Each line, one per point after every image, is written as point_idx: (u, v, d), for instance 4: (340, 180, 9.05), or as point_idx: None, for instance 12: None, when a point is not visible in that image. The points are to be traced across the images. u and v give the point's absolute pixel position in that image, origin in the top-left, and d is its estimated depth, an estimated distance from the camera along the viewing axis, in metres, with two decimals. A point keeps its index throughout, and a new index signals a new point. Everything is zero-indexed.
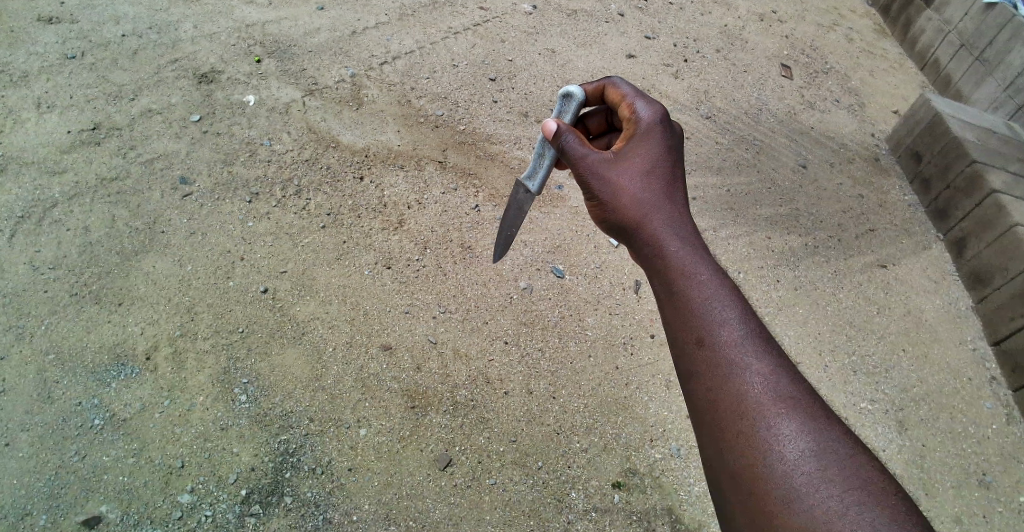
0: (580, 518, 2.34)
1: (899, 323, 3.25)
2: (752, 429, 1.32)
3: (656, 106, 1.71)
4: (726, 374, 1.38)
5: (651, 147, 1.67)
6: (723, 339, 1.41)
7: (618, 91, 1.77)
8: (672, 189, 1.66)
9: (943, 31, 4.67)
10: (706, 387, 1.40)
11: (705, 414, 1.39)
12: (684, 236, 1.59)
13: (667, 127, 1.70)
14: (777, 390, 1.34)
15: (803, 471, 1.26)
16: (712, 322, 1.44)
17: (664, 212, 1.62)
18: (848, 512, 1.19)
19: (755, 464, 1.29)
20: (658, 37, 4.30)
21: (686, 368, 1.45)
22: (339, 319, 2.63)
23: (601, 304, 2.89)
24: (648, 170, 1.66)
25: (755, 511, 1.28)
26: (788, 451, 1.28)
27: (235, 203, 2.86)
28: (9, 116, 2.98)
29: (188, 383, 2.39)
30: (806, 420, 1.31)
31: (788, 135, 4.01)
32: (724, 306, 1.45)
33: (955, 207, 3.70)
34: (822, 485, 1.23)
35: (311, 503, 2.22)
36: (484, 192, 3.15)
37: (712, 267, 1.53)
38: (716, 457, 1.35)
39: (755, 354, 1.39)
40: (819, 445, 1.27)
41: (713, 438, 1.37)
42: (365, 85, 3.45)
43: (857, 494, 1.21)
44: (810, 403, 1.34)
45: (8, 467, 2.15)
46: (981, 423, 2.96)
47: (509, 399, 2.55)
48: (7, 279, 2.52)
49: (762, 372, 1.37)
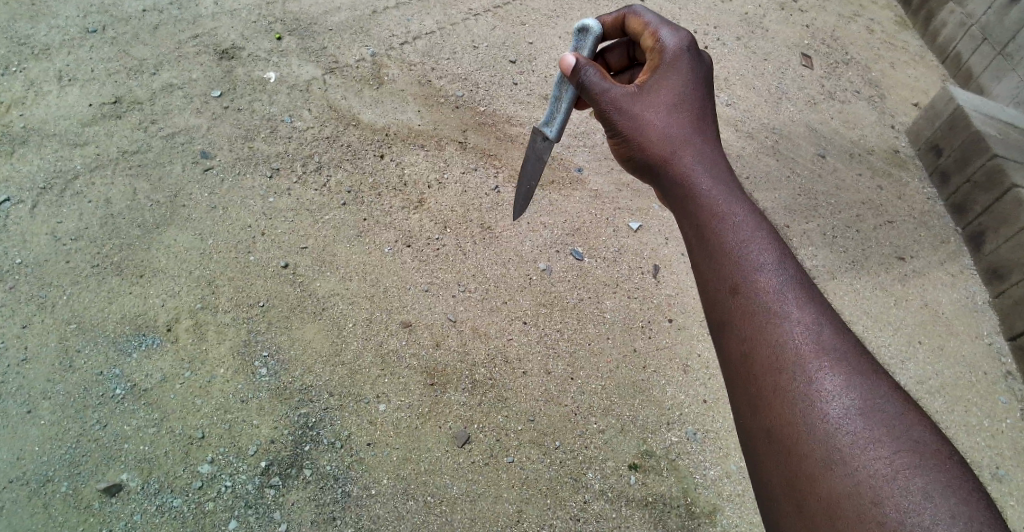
0: (596, 498, 2.34)
1: (916, 315, 3.24)
2: (791, 383, 1.29)
3: (681, 35, 1.73)
4: (763, 323, 1.36)
5: (677, 79, 1.69)
6: (758, 284, 1.40)
7: (640, 21, 1.79)
8: (702, 125, 1.67)
9: (966, 24, 4.62)
10: (741, 336, 1.38)
11: (740, 366, 1.37)
12: (717, 176, 1.60)
13: (693, 57, 1.72)
14: (818, 342, 1.31)
15: (848, 431, 1.22)
16: (747, 267, 1.43)
17: (694, 150, 1.64)
18: (897, 478, 1.15)
19: (794, 422, 1.26)
20: (679, 24, 4.28)
21: (720, 315, 1.44)
22: (360, 295, 2.64)
23: (620, 288, 2.89)
24: (676, 105, 1.68)
25: (794, 473, 1.24)
26: (830, 408, 1.25)
27: (257, 178, 2.87)
28: (31, 88, 2.99)
29: (208, 354, 2.40)
30: (849, 373, 1.28)
31: (808, 124, 3.99)
32: (759, 247, 1.45)
33: (974, 201, 3.67)
34: (869, 447, 1.19)
35: (330, 477, 2.24)
36: (504, 173, 3.15)
37: (746, 207, 1.53)
38: (753, 414, 1.33)
39: (795, 303, 1.37)
40: (863, 402, 1.24)
41: (749, 393, 1.35)
42: (386, 65, 3.45)
43: (907, 456, 1.17)
44: (853, 352, 1.30)
45: (30, 434, 2.16)
46: (996, 417, 2.95)
47: (527, 379, 2.56)
48: (29, 250, 2.53)
49: (800, 321, 1.34)
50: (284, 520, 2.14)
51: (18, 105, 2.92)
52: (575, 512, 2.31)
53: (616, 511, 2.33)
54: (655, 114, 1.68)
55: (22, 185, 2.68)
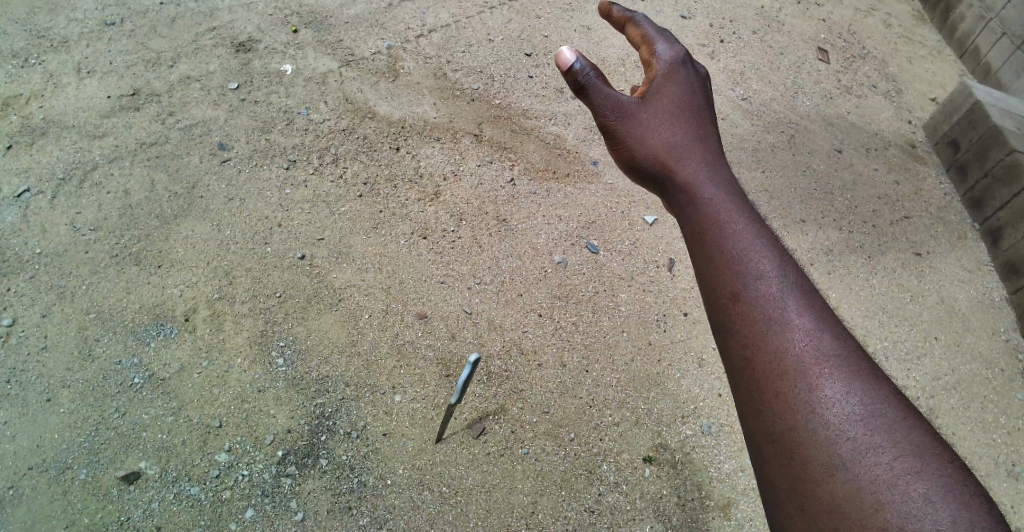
0: (611, 490, 2.34)
1: (933, 310, 3.21)
2: (792, 390, 1.22)
3: (678, 50, 1.75)
4: (764, 329, 1.28)
5: (676, 88, 1.68)
6: (760, 287, 1.32)
7: (640, 31, 1.78)
8: (701, 130, 1.63)
9: (985, 18, 4.58)
10: (742, 342, 1.30)
11: (739, 372, 1.29)
12: (718, 177, 1.53)
13: (689, 71, 1.73)
14: (819, 349, 1.24)
15: (849, 437, 1.15)
16: (748, 270, 1.35)
17: (694, 153, 1.58)
18: (897, 483, 1.08)
19: (795, 429, 1.19)
20: (695, 17, 4.25)
21: (718, 321, 1.35)
22: (376, 286, 2.65)
23: (635, 281, 2.88)
24: (676, 113, 1.65)
25: (796, 479, 1.16)
26: (831, 413, 1.18)
27: (273, 170, 2.89)
28: (50, 80, 3.01)
29: (226, 344, 2.42)
30: (851, 379, 1.21)
31: (824, 119, 3.96)
32: (760, 248, 1.37)
33: (993, 197, 3.63)
34: (869, 452, 1.12)
35: (346, 467, 2.24)
36: (520, 166, 3.15)
37: (747, 209, 1.45)
38: (754, 420, 1.25)
39: (796, 308, 1.29)
40: (866, 407, 1.17)
41: (749, 400, 1.26)
42: (401, 58, 3.45)
43: (908, 462, 1.10)
44: (856, 360, 1.24)
45: (50, 422, 2.18)
46: (1013, 414, 2.92)
47: (542, 371, 2.56)
48: (49, 240, 2.55)
49: (802, 327, 1.27)
50: (300, 509, 2.15)
51: (37, 97, 2.95)
52: (590, 504, 2.30)
53: (631, 503, 2.33)
54: (656, 122, 1.65)
55: (41, 176, 2.71)
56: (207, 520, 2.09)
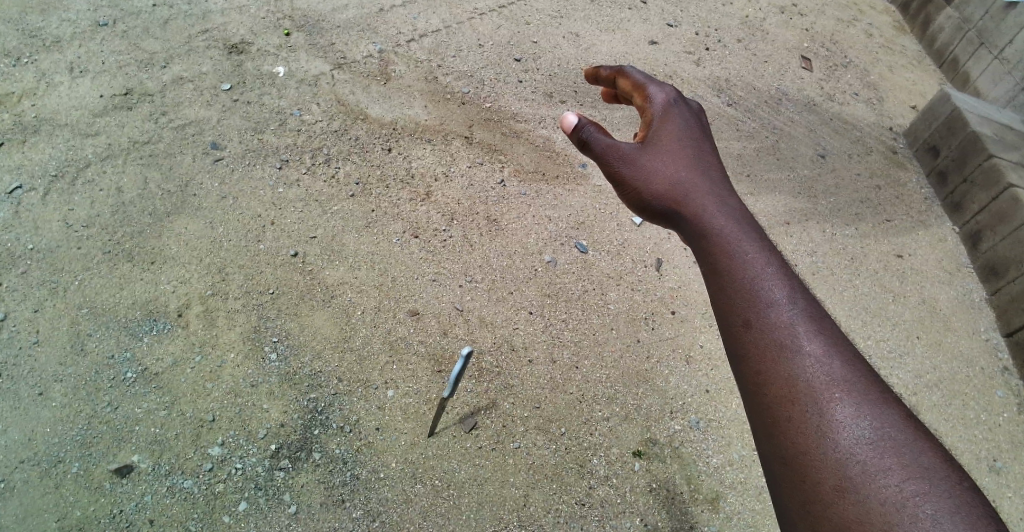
0: (601, 484, 2.38)
1: (914, 311, 3.28)
2: (804, 415, 1.23)
3: (667, 90, 1.78)
4: (776, 357, 1.30)
5: (674, 127, 1.72)
6: (769, 317, 1.34)
7: (630, 81, 1.82)
8: (704, 166, 1.66)
9: (962, 29, 4.70)
10: (755, 371, 1.32)
11: (754, 399, 1.32)
12: (727, 210, 1.55)
13: (683, 108, 1.77)
14: (829, 373, 1.26)
15: (859, 459, 1.16)
16: (759, 300, 1.37)
17: (701, 187, 1.61)
18: (906, 505, 1.09)
19: (809, 451, 1.20)
20: (681, 26, 4.33)
21: (734, 352, 1.37)
22: (368, 283, 2.68)
23: (623, 280, 2.93)
24: (676, 149, 1.68)
25: (809, 499, 1.17)
26: (843, 436, 1.19)
27: (267, 169, 2.91)
28: (43, 79, 3.02)
29: (219, 340, 2.43)
30: (862, 402, 1.22)
31: (807, 125, 4.04)
32: (769, 277, 1.39)
33: (971, 201, 3.72)
34: (878, 475, 1.13)
35: (339, 461, 2.26)
36: (509, 167, 3.20)
37: (757, 241, 1.47)
38: (769, 445, 1.27)
39: (807, 335, 1.31)
40: (876, 430, 1.18)
41: (764, 425, 1.28)
42: (392, 61, 3.50)
43: (919, 484, 1.10)
44: (866, 382, 1.25)
45: (41, 416, 2.18)
46: (992, 410, 2.99)
47: (532, 367, 2.60)
48: (42, 236, 2.55)
49: (813, 352, 1.29)
50: (294, 502, 2.16)
51: (29, 95, 2.95)
52: (580, 497, 2.33)
53: (621, 497, 2.36)
54: (660, 160, 1.67)
55: (34, 173, 2.71)
56: (199, 514, 2.09)
